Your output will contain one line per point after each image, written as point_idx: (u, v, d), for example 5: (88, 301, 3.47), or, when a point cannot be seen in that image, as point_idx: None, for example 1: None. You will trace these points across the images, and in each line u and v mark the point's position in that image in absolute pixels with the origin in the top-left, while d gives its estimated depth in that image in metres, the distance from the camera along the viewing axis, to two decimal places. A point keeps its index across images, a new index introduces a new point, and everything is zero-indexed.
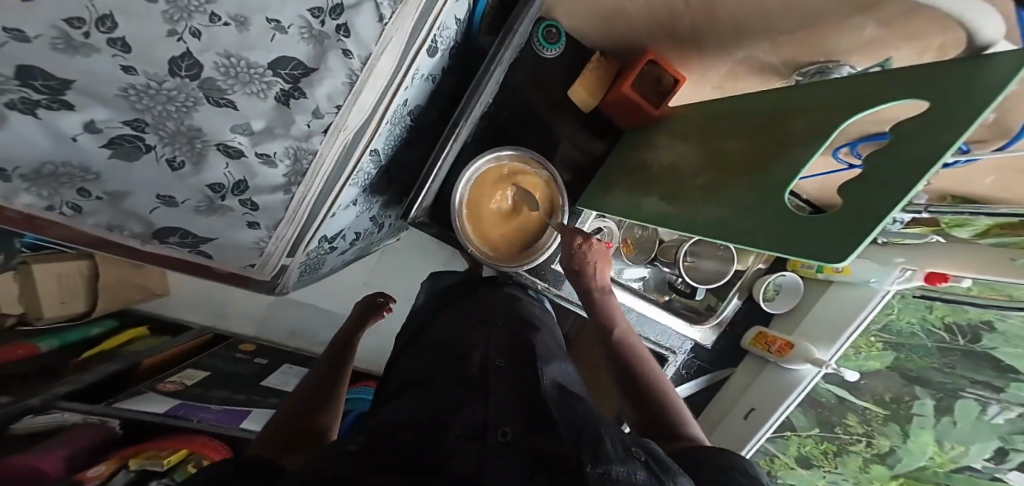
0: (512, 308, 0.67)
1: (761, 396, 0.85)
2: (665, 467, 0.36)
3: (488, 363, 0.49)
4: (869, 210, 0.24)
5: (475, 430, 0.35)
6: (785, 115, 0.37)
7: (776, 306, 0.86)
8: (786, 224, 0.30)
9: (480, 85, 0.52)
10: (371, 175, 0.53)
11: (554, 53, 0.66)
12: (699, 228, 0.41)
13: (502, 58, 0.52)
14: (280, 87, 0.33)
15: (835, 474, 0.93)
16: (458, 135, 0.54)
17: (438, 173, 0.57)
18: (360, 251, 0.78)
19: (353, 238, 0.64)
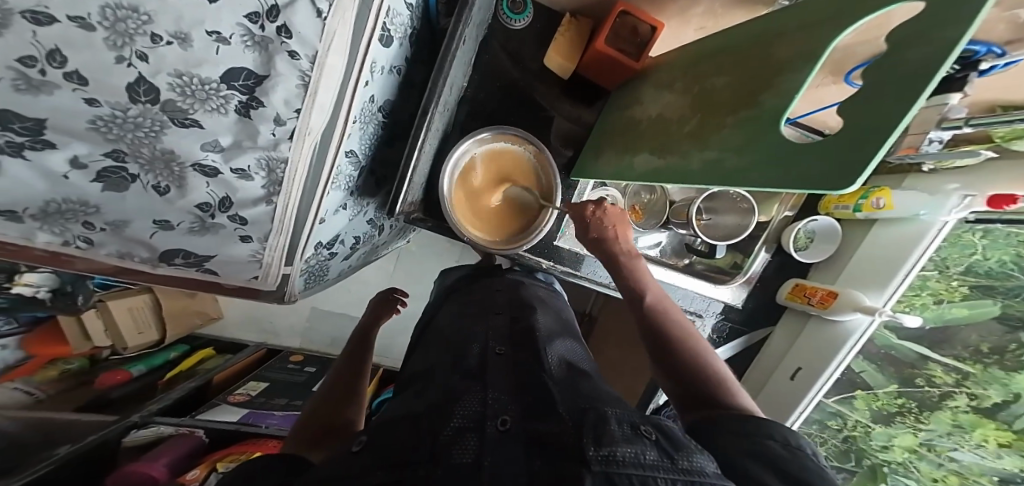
0: (515, 296, 0.66)
1: (807, 355, 0.77)
2: (675, 444, 0.35)
3: (488, 351, 0.49)
4: (858, 146, 0.21)
5: (475, 420, 0.34)
6: (775, 41, 0.32)
7: (811, 255, 0.79)
8: (777, 170, 0.27)
9: (446, 68, 0.51)
10: (354, 176, 0.54)
11: (522, 23, 0.64)
12: (688, 181, 0.38)
13: (464, 38, 0.50)
14: (238, 99, 0.33)
15: (928, 431, 0.72)
16: (432, 126, 0.54)
17: (418, 166, 0.56)
18: (367, 255, 0.81)
19: (352, 242, 0.66)
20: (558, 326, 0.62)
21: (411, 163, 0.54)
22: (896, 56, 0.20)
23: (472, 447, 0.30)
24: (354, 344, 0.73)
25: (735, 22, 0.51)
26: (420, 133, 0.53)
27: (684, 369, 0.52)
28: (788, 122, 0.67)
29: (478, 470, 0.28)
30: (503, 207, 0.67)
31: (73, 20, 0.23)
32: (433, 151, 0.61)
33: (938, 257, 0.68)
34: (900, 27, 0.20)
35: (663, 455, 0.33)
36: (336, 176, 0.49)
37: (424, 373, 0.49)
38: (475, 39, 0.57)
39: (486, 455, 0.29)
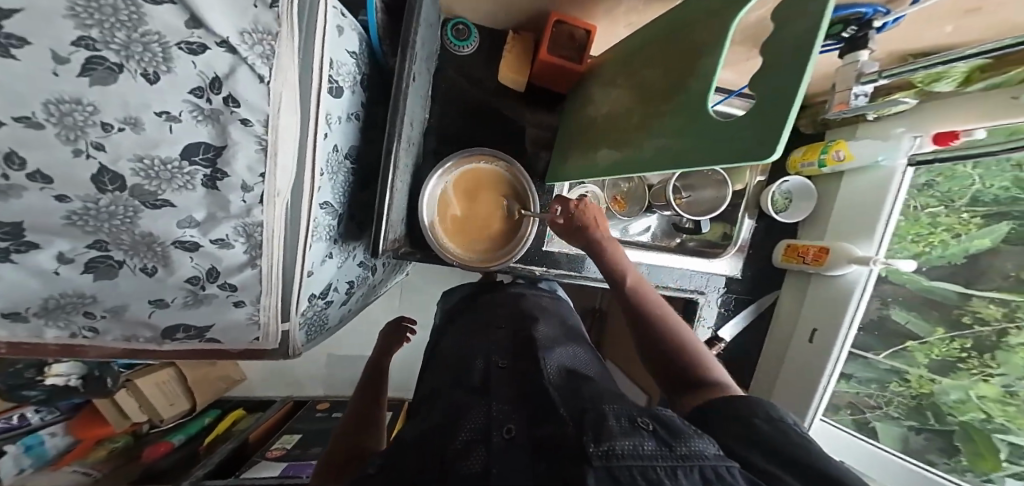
0: (512, 307, 0.68)
1: (819, 317, 0.74)
2: (674, 433, 0.34)
3: (489, 367, 0.50)
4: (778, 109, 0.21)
5: (482, 432, 0.35)
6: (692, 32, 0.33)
7: (791, 215, 0.78)
8: (712, 151, 0.27)
9: (400, 113, 0.52)
10: (333, 224, 0.56)
11: (469, 47, 0.67)
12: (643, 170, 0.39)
13: (411, 76, 0.52)
14: (203, 173, 0.35)
15: (1002, 376, 0.62)
16: (398, 167, 0.56)
17: (392, 205, 0.57)
18: (366, 295, 0.84)
19: (348, 285, 0.69)
20: (557, 333, 0.62)
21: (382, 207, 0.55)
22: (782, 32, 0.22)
23: (479, 457, 0.31)
24: (368, 376, 0.75)
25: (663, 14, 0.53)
26: (385, 179, 0.54)
27: (660, 343, 0.55)
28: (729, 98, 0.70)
29: (486, 478, 0.28)
30: (483, 226, 0.69)
31: (19, 120, 0.24)
32: (406, 185, 0.62)
33: (939, 193, 0.67)
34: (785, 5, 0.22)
35: (663, 445, 0.32)
36: (313, 228, 0.51)
37: (429, 398, 0.50)
38: (425, 72, 0.60)
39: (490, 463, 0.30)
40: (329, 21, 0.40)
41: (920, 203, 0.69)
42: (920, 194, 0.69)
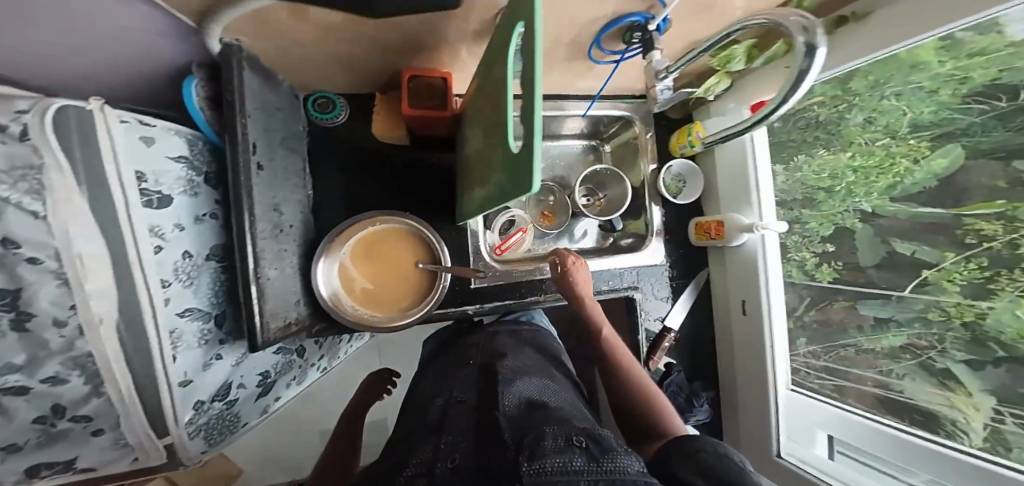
0: (489, 343, 0.65)
1: (744, 288, 0.77)
2: (605, 450, 0.33)
3: (449, 401, 0.48)
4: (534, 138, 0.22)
5: (425, 467, 0.33)
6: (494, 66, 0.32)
7: (685, 197, 0.83)
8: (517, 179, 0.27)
9: (251, 213, 0.47)
10: (209, 325, 0.55)
11: (335, 118, 0.73)
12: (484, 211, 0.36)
13: (258, 168, 0.49)
14: (6, 318, 0.34)
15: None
16: (267, 260, 0.51)
17: (268, 291, 0.51)
18: (299, 376, 0.83)
19: (257, 380, 0.68)
20: (531, 362, 0.60)
21: (257, 307, 0.49)
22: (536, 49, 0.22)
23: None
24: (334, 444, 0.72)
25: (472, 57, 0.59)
26: (248, 284, 0.47)
27: (626, 394, 0.56)
28: (586, 112, 0.81)
29: None
30: (388, 282, 0.68)
31: None
32: (294, 265, 0.61)
33: (885, 124, 0.57)
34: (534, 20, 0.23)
35: (593, 461, 0.31)
36: (175, 339, 0.48)
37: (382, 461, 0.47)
38: (287, 153, 0.61)
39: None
40: (127, 136, 0.42)
41: (867, 139, 0.60)
42: (863, 131, 0.61)
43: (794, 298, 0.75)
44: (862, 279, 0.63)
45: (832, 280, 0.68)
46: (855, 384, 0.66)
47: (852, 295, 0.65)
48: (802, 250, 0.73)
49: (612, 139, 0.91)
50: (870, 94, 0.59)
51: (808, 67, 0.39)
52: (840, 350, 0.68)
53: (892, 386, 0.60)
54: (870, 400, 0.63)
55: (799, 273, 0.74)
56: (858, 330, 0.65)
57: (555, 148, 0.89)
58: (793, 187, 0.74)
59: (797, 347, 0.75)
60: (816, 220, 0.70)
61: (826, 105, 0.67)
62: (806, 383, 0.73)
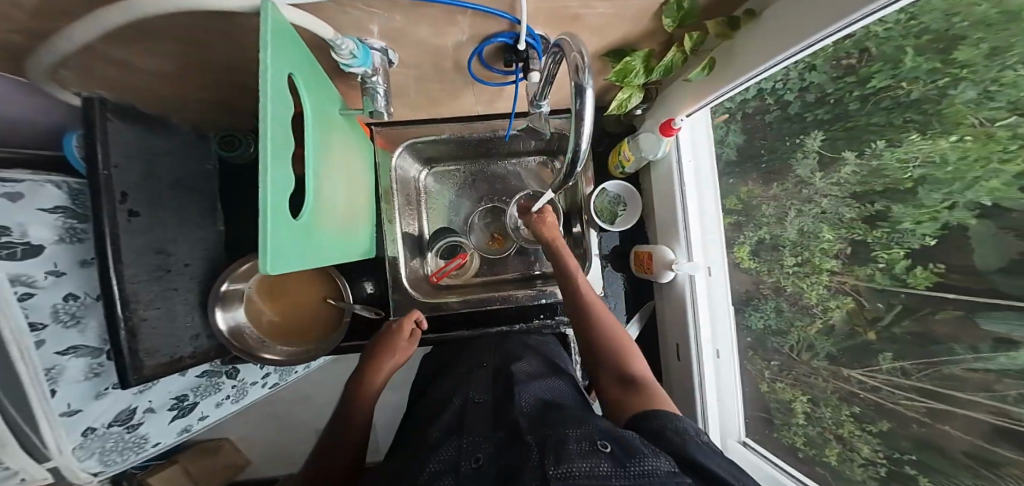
0: (494, 354, 0.69)
1: (679, 329, 0.78)
2: (632, 453, 0.33)
3: (466, 401, 0.53)
4: (268, 225, 0.26)
5: (449, 462, 0.38)
6: (309, 132, 0.35)
7: (623, 222, 0.81)
8: (290, 249, 0.30)
9: (120, 259, 0.48)
10: (99, 359, 0.56)
11: (239, 155, 0.74)
12: (317, 259, 0.39)
13: (132, 215, 0.50)
14: None
15: None
16: (143, 304, 0.52)
17: (157, 331, 0.55)
18: (235, 395, 0.85)
19: (170, 402, 0.70)
20: (540, 367, 0.62)
21: (131, 346, 0.50)
22: (258, 150, 0.25)
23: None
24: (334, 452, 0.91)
25: (408, 79, 0.57)
26: (116, 327, 0.49)
27: (597, 341, 0.57)
28: (507, 134, 0.77)
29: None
30: (290, 328, 0.77)
31: None
32: (189, 300, 0.63)
33: (1007, 99, 0.31)
34: (261, 123, 0.25)
35: (619, 466, 0.32)
36: (53, 375, 0.50)
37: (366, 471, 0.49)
38: (177, 196, 0.60)
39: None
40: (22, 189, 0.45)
41: (982, 120, 0.33)
42: (976, 109, 0.34)
43: (876, 303, 0.47)
44: (978, 287, 0.36)
45: (931, 289, 0.41)
46: (963, 411, 0.39)
47: (963, 304, 0.38)
48: (876, 263, 0.46)
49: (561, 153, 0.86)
50: (989, 63, 0.32)
51: (581, 109, 0.31)
52: (941, 367, 0.41)
53: (1012, 414, 0.34)
54: (981, 432, 0.37)
55: (882, 278, 0.46)
56: (967, 347, 0.38)
57: (516, 165, 0.90)
58: (869, 181, 0.46)
59: (877, 361, 0.48)
60: (908, 220, 0.41)
61: (921, 78, 0.39)
62: (899, 407, 0.46)
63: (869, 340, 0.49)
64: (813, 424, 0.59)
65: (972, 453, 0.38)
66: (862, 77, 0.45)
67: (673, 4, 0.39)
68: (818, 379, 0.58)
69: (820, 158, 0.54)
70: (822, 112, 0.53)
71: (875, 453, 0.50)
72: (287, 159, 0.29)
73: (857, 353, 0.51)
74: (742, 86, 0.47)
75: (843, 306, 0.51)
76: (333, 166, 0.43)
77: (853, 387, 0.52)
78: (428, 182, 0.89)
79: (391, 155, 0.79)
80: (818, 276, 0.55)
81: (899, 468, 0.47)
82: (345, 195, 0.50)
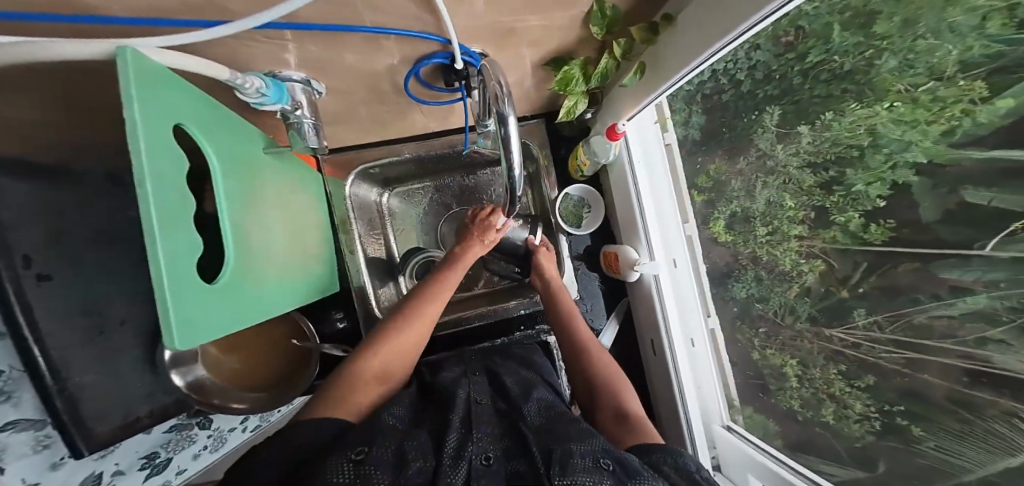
0: (477, 362, 0.67)
1: (652, 325, 0.80)
2: (632, 473, 0.35)
3: (472, 400, 0.51)
4: (168, 294, 0.24)
5: (459, 460, 0.37)
6: (220, 183, 0.32)
7: (588, 225, 0.82)
8: (205, 314, 0.28)
9: (38, 329, 0.44)
10: (44, 431, 0.52)
11: None
12: (251, 316, 0.36)
13: (42, 279, 0.45)
14: None
15: None
16: (77, 371, 0.48)
17: (98, 399, 0.50)
18: (213, 444, 0.81)
19: (138, 462, 0.66)
20: (527, 376, 0.61)
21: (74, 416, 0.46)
22: (140, 219, 0.22)
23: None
24: None
25: (347, 107, 0.55)
26: (49, 399, 0.45)
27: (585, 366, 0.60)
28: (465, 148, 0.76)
29: None
30: (258, 373, 0.74)
31: None
32: (135, 360, 0.58)
33: (926, 67, 0.33)
34: (138, 187, 0.22)
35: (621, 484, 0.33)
36: None
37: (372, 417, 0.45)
38: (102, 251, 0.56)
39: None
40: None
41: (907, 86, 0.35)
42: (899, 76, 0.36)
43: (845, 263, 0.48)
44: (927, 238, 0.38)
45: (887, 244, 0.42)
46: (934, 356, 0.40)
47: (920, 256, 0.39)
48: (835, 225, 0.48)
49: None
50: (904, 34, 0.34)
51: (507, 137, 0.31)
52: (911, 317, 0.41)
53: (984, 356, 0.34)
54: (956, 376, 0.37)
55: (844, 237, 0.47)
56: (930, 296, 0.39)
57: (482, 177, 0.88)
58: (823, 149, 0.47)
59: (853, 318, 0.48)
60: (857, 177, 0.43)
61: (849, 51, 0.41)
62: (880, 361, 0.45)
63: (843, 297, 0.49)
64: (808, 386, 0.57)
65: (957, 398, 0.38)
66: (800, 53, 0.47)
67: (598, 13, 0.38)
68: (803, 341, 0.57)
69: (778, 131, 0.55)
70: (770, 88, 0.54)
71: (867, 408, 0.48)
72: (183, 218, 0.26)
73: (837, 312, 0.50)
74: (669, 90, 0.48)
75: (815, 269, 0.52)
76: (264, 208, 0.41)
77: (837, 347, 0.51)
78: (391, 202, 0.86)
79: (343, 183, 0.75)
80: (788, 243, 0.56)
81: (893, 420, 0.45)
82: (287, 234, 0.48)
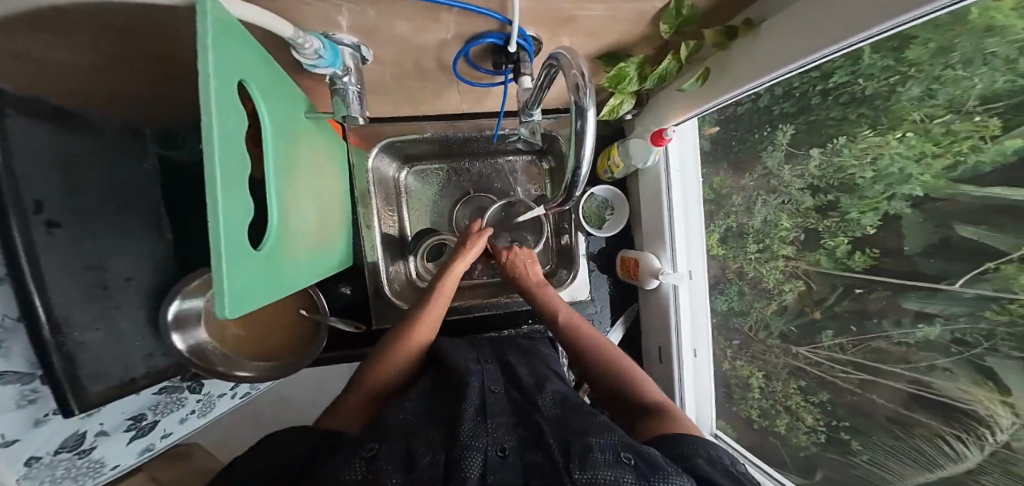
0: (490, 349, 0.67)
1: (661, 334, 0.81)
2: (657, 468, 0.33)
3: (485, 389, 0.50)
4: (220, 263, 0.22)
5: (478, 447, 0.37)
6: (270, 146, 0.31)
7: (610, 228, 0.82)
8: (250, 281, 0.27)
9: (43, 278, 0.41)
10: (32, 385, 0.50)
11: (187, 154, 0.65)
12: (283, 287, 0.35)
13: (50, 226, 0.42)
14: None
15: None
16: (79, 325, 0.45)
17: (100, 354, 0.49)
18: (201, 408, 0.79)
19: (125, 423, 0.65)
20: (542, 367, 0.62)
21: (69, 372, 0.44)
22: (204, 177, 0.21)
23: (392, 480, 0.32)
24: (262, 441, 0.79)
25: (385, 79, 0.53)
26: (45, 353, 0.42)
27: (596, 359, 0.58)
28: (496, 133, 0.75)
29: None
30: (261, 343, 0.73)
31: None
32: (138, 319, 0.57)
33: (945, 98, 0.36)
34: (205, 145, 0.21)
35: (644, 480, 0.32)
36: None
37: (380, 417, 0.45)
38: (113, 204, 0.53)
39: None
40: None
41: (924, 116, 0.38)
42: (918, 105, 0.38)
43: (823, 285, 0.54)
44: (903, 270, 0.43)
45: (869, 271, 0.47)
46: (884, 380, 0.46)
47: (892, 285, 0.44)
48: (824, 248, 0.52)
49: (550, 153, 0.85)
50: (933, 62, 0.36)
51: (583, 129, 0.30)
52: (871, 342, 0.48)
53: (934, 385, 0.41)
54: (901, 399, 0.45)
55: (827, 262, 0.52)
56: (891, 322, 0.45)
57: (501, 165, 0.87)
58: (828, 175, 0.50)
59: (821, 338, 0.54)
60: (856, 210, 0.47)
61: (876, 75, 0.41)
62: (836, 380, 0.53)
63: (816, 318, 0.55)
64: (767, 398, 0.66)
65: (895, 419, 0.46)
66: (825, 73, 0.47)
67: (673, 10, 0.37)
68: (770, 356, 0.65)
69: (786, 150, 0.57)
70: (788, 105, 0.55)
71: (816, 422, 0.57)
72: (240, 180, 0.25)
73: (807, 331, 0.57)
74: (734, 98, 0.46)
75: (795, 289, 0.58)
76: (301, 175, 0.39)
77: (800, 363, 0.59)
78: (408, 180, 0.84)
79: (367, 155, 0.73)
80: (775, 261, 0.61)
81: (835, 433, 0.54)
82: (317, 207, 0.46)
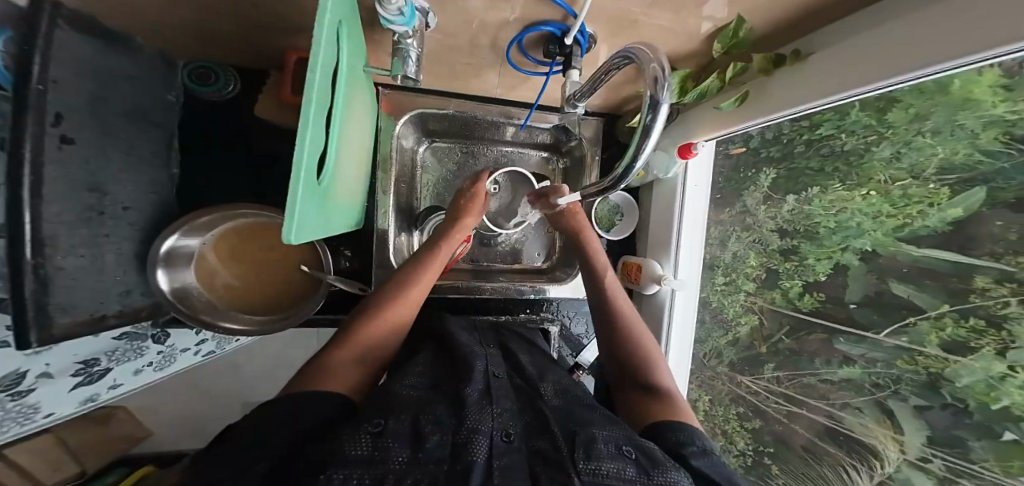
0: (490, 335, 0.68)
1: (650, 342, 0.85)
2: (655, 463, 0.35)
3: (489, 373, 0.51)
4: (299, 190, 0.22)
5: (484, 430, 0.37)
6: (340, 90, 0.31)
7: (618, 232, 0.87)
8: (307, 219, 0.26)
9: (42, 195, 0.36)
10: None
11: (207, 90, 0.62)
12: (322, 233, 0.35)
13: (64, 142, 0.37)
14: None
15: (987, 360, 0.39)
16: (62, 250, 0.39)
17: (82, 283, 0.44)
18: (159, 362, 0.70)
19: (74, 367, 0.53)
20: (540, 361, 0.63)
21: (41, 300, 0.36)
22: (301, 103, 0.21)
23: (400, 462, 0.31)
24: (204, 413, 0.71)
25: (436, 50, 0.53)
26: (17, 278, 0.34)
27: (623, 341, 0.59)
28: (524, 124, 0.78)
29: (490, 468, 0.32)
30: (252, 296, 0.70)
31: None
32: (126, 252, 0.53)
33: (908, 164, 0.46)
34: (309, 72, 0.21)
35: (644, 474, 0.34)
36: None
37: (383, 389, 0.45)
38: (124, 127, 0.49)
39: (388, 473, 0.29)
40: None
41: (887, 178, 0.48)
42: (885, 167, 0.49)
43: (773, 322, 0.67)
44: (843, 314, 0.55)
45: (813, 311, 0.60)
46: (806, 411, 0.61)
47: (828, 329, 0.57)
48: (782, 287, 0.65)
49: (566, 154, 0.88)
50: (906, 129, 0.45)
51: (651, 123, 0.34)
52: (803, 377, 0.62)
53: (842, 418, 0.56)
54: (816, 429, 0.60)
55: (781, 301, 0.65)
56: (823, 363, 0.58)
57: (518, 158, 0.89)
58: (796, 220, 0.62)
59: (763, 370, 0.69)
60: (813, 256, 0.59)
61: (856, 133, 0.51)
62: (768, 407, 0.68)
63: (761, 351, 0.69)
64: (708, 420, 0.81)
65: (807, 447, 0.61)
66: (813, 124, 0.55)
67: (729, 31, 0.43)
68: (717, 382, 0.79)
69: (765, 193, 0.69)
70: (774, 151, 0.65)
71: (745, 446, 0.72)
72: (322, 120, 0.25)
73: (750, 362, 0.72)
74: (772, 121, 0.52)
75: (749, 322, 0.71)
76: (351, 127, 0.39)
77: (741, 391, 0.74)
78: (425, 155, 0.84)
79: (394, 123, 0.73)
80: (736, 295, 0.74)
81: (760, 458, 0.69)
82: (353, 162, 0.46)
